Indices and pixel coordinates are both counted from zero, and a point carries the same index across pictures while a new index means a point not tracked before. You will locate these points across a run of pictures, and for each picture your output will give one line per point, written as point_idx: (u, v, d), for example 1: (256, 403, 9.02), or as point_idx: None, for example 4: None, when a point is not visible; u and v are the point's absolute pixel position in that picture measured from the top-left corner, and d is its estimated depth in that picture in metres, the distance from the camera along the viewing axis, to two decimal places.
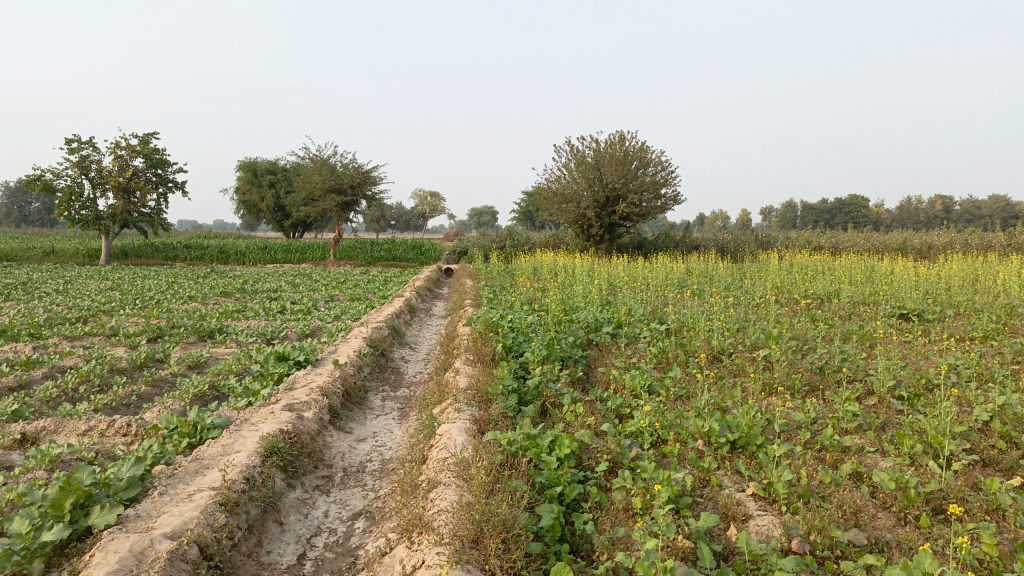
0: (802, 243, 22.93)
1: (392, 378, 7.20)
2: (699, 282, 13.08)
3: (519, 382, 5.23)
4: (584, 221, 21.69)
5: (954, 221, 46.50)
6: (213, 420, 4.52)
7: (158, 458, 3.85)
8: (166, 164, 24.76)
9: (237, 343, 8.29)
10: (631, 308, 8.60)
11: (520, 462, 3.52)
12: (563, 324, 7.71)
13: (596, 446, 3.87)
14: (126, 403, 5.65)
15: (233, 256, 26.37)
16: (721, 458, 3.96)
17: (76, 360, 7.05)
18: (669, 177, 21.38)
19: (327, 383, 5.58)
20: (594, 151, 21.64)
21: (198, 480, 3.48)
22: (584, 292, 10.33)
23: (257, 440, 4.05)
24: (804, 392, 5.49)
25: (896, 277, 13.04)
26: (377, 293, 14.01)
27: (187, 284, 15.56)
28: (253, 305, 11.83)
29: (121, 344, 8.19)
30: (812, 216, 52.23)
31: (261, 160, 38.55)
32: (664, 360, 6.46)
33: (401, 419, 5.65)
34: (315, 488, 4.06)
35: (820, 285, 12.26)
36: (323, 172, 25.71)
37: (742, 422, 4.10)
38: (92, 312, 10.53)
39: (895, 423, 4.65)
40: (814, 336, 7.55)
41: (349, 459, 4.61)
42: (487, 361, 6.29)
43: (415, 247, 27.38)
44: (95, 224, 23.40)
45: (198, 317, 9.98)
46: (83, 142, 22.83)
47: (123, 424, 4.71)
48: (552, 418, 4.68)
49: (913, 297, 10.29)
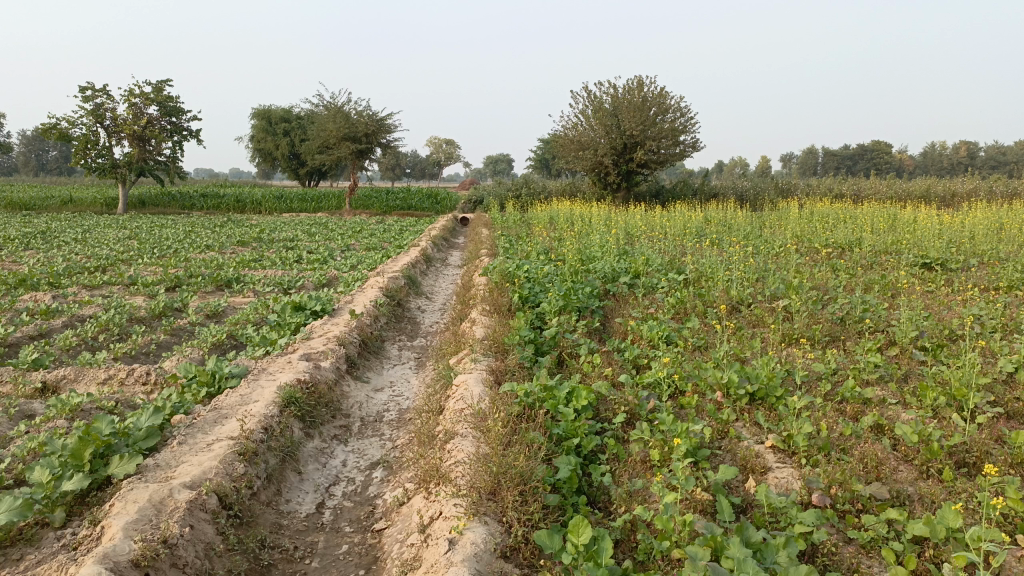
0: (822, 191, 22.55)
1: (408, 328, 7.20)
2: (718, 230, 12.92)
3: (535, 332, 5.19)
4: (601, 169, 21.42)
5: (979, 167, 45.54)
6: (231, 369, 4.53)
7: (176, 408, 3.87)
8: (180, 112, 24.61)
9: (255, 292, 8.31)
10: (649, 258, 8.49)
11: (537, 414, 3.50)
12: (580, 274, 7.64)
13: (615, 398, 3.83)
14: (146, 352, 5.70)
15: (250, 205, 26.38)
16: (740, 410, 3.93)
17: (95, 309, 7.09)
18: (688, 124, 20.95)
19: (344, 333, 5.58)
20: (612, 97, 21.22)
21: (216, 430, 3.49)
22: (601, 242, 10.22)
23: (275, 390, 4.05)
24: (824, 343, 5.42)
25: (919, 225, 12.81)
26: (393, 242, 13.96)
27: (204, 233, 15.57)
28: (269, 254, 11.83)
29: (139, 293, 8.23)
30: (833, 163, 51.34)
31: (276, 108, 38.21)
32: (682, 311, 6.39)
33: (417, 369, 5.65)
34: (333, 437, 4.08)
35: (841, 233, 12.06)
36: (338, 120, 25.46)
37: (762, 373, 4.04)
38: (111, 261, 10.58)
39: (917, 374, 4.58)
40: (835, 286, 7.43)
41: (367, 409, 4.62)
42: (504, 311, 6.25)
43: (430, 196, 27.24)
44: (111, 172, 23.41)
45: (215, 267, 10.00)
46: (97, 90, 22.70)
47: (142, 373, 4.75)
48: (569, 368, 4.65)
49: (937, 246, 10.10)
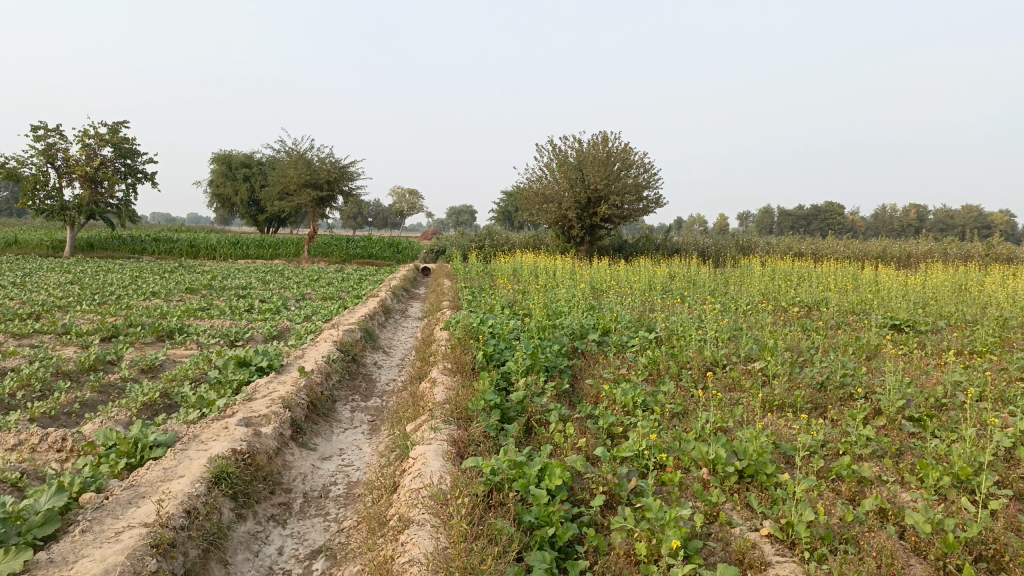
0: (782, 249, 22.72)
1: (363, 386, 6.71)
2: (683, 287, 12.71)
3: (501, 396, 4.77)
4: (565, 223, 21.29)
5: (928, 230, 46.83)
6: (157, 436, 4.01)
7: (87, 483, 3.34)
8: (136, 154, 23.98)
9: (198, 344, 7.75)
10: (618, 314, 8.16)
11: (505, 499, 3.07)
12: (546, 329, 7.26)
13: (591, 475, 3.42)
14: (67, 412, 5.11)
15: (204, 250, 25.62)
16: (729, 490, 3.55)
17: (19, 360, 6.47)
18: (652, 180, 21.01)
19: (291, 394, 5.09)
20: (577, 151, 21.24)
21: (129, 513, 2.98)
22: (567, 296, 9.90)
23: (204, 464, 3.55)
24: (806, 411, 5.10)
25: (883, 286, 12.78)
26: (351, 292, 13.48)
27: (153, 278, 14.90)
28: (219, 303, 11.23)
29: (72, 343, 7.60)
30: (788, 222, 52.45)
31: (236, 153, 37.67)
32: (654, 373, 6.02)
33: (371, 435, 5.16)
34: (269, 518, 3.57)
35: (807, 293, 11.94)
36: (299, 167, 25.04)
37: (750, 447, 3.68)
38: (45, 307, 9.89)
39: (911, 448, 4.28)
40: (809, 348, 7.15)
41: (311, 482, 4.13)
42: (466, 370, 5.81)
43: (392, 245, 26.79)
44: (60, 214, 22.56)
45: (159, 315, 9.40)
46: (49, 130, 22.03)
47: (57, 438, 4.19)
48: (537, 438, 4.23)
49: (904, 307, 9.97)
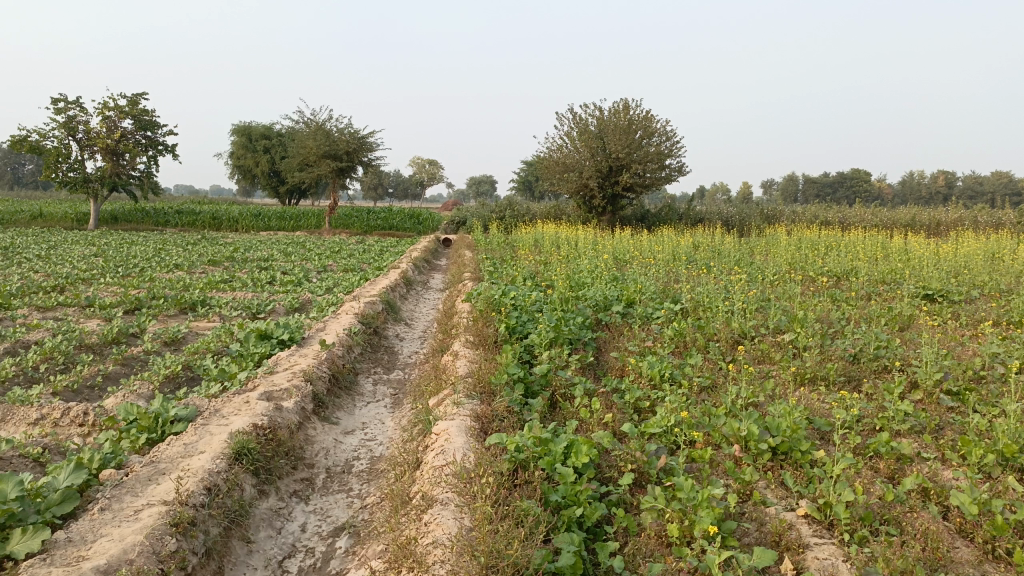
0: (808, 218, 22.30)
1: (385, 359, 6.64)
2: (708, 256, 12.50)
3: (524, 369, 4.67)
4: (586, 193, 21.02)
5: (956, 197, 45.84)
6: (178, 411, 3.97)
7: (108, 459, 3.30)
8: (156, 126, 23.99)
9: (221, 316, 7.73)
10: (642, 285, 8.01)
11: (530, 476, 2.98)
12: (569, 301, 7.12)
13: (619, 452, 3.32)
14: (90, 385, 5.09)
15: (226, 222, 25.70)
16: (762, 468, 3.44)
17: (42, 333, 6.46)
18: (675, 148, 20.64)
19: (312, 368, 5.02)
20: (598, 119, 20.88)
21: (149, 491, 2.94)
22: (590, 267, 9.76)
23: (225, 439, 3.50)
24: (840, 384, 4.96)
25: (914, 255, 12.47)
26: (372, 263, 13.43)
27: (176, 251, 14.94)
28: (241, 275, 11.23)
29: (95, 316, 7.61)
30: (813, 190, 51.61)
31: (256, 125, 37.65)
32: (681, 346, 5.88)
33: (393, 409, 5.09)
34: (291, 494, 3.52)
35: (835, 262, 11.69)
36: (318, 137, 24.94)
37: (784, 423, 3.57)
38: (69, 280, 9.93)
39: (952, 424, 4.13)
40: (839, 319, 6.97)
41: (333, 457, 4.07)
42: (488, 344, 5.72)
43: (412, 216, 26.69)
44: (83, 187, 22.70)
45: (181, 288, 9.40)
46: (70, 102, 22.08)
47: (79, 413, 4.16)
48: (562, 413, 4.14)
49: (936, 276, 9.70)
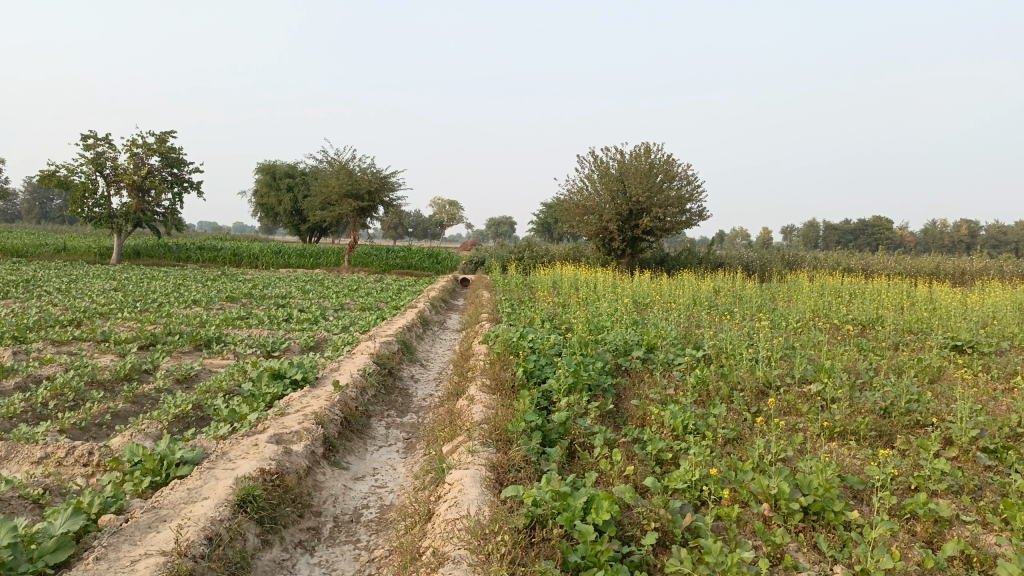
0: (830, 264, 22.06)
1: (399, 402, 6.50)
2: (729, 302, 12.33)
3: (542, 416, 4.52)
4: (606, 235, 20.97)
5: (980, 246, 45.34)
6: (184, 453, 3.85)
7: (108, 503, 3.18)
8: (182, 163, 24.36)
9: (235, 354, 7.66)
10: (663, 330, 7.85)
11: (547, 534, 2.82)
12: (589, 345, 6.97)
13: (640, 509, 3.14)
14: (98, 423, 5.00)
15: (247, 259, 25.88)
16: (793, 529, 3.24)
17: (56, 368, 6.41)
18: (695, 192, 20.59)
19: (324, 410, 4.90)
20: (618, 163, 20.92)
21: (147, 540, 2.80)
22: (609, 310, 9.62)
23: (230, 485, 3.37)
24: (870, 439, 4.76)
25: (941, 304, 12.22)
26: (390, 303, 13.37)
27: (195, 286, 15.00)
28: (258, 312, 11.20)
29: (110, 351, 7.57)
30: (834, 236, 51.33)
31: (280, 163, 38.19)
32: (704, 394, 5.69)
33: (406, 454, 4.94)
34: (297, 545, 3.36)
35: (860, 310, 11.46)
36: (340, 177, 25.19)
37: (815, 482, 3.39)
38: (87, 314, 9.93)
39: (992, 484, 3.92)
40: (867, 369, 6.76)
41: (342, 504, 3.92)
42: (505, 389, 5.57)
43: (431, 255, 26.74)
44: (107, 222, 22.99)
45: (198, 324, 9.37)
46: (99, 139, 22.49)
47: (83, 452, 4.06)
48: (581, 463, 3.97)
49: (965, 326, 9.45)
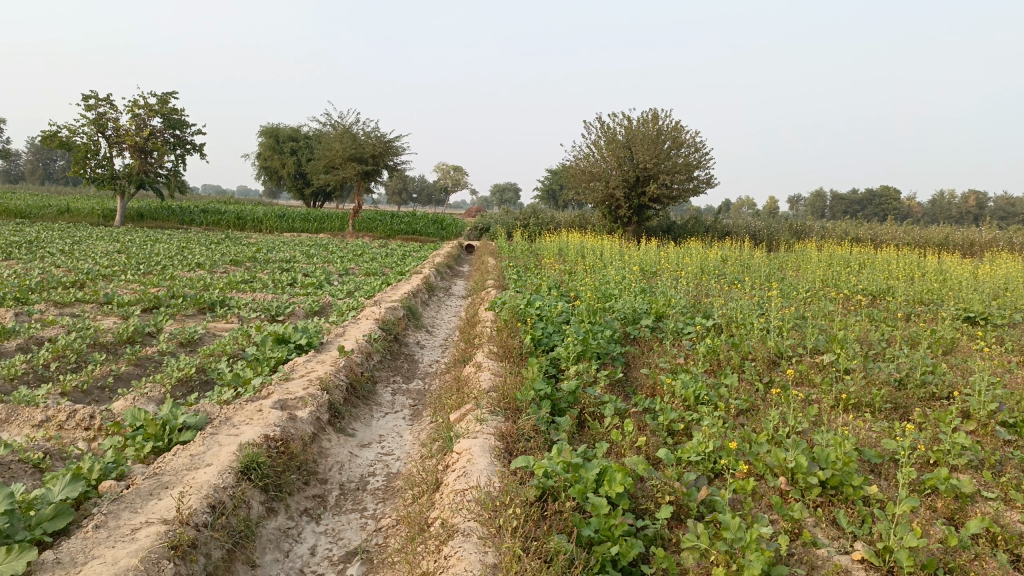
0: (838, 234, 21.85)
1: (405, 367, 6.43)
2: (737, 271, 12.20)
3: (551, 385, 4.43)
4: (612, 202, 20.76)
5: (988, 217, 44.94)
6: (187, 418, 3.77)
7: (109, 469, 3.11)
8: (185, 125, 24.10)
9: (239, 318, 7.58)
10: (672, 298, 7.73)
11: (559, 508, 2.74)
12: (597, 313, 6.86)
13: (654, 481, 3.06)
14: (100, 386, 4.93)
15: (250, 222, 25.74)
16: (810, 504, 3.17)
17: (57, 330, 6.34)
18: (703, 159, 20.30)
19: (329, 376, 4.82)
20: (626, 129, 20.62)
21: (149, 507, 2.73)
22: (616, 278, 9.51)
23: (234, 451, 3.29)
24: (885, 412, 4.68)
25: (951, 275, 12.07)
26: (395, 268, 13.27)
27: (198, 250, 14.90)
28: (262, 275, 11.11)
29: (112, 314, 7.49)
30: (840, 206, 50.96)
31: (284, 126, 37.82)
32: (714, 364, 5.60)
33: (412, 421, 4.87)
34: (302, 513, 3.30)
35: (870, 280, 11.32)
36: (345, 140, 24.92)
37: (834, 456, 3.31)
38: (90, 276, 9.84)
39: (1011, 459, 3.83)
40: (879, 341, 6.65)
41: (348, 472, 3.85)
42: (513, 356, 5.48)
43: (436, 221, 26.55)
44: (110, 183, 22.83)
45: (201, 287, 9.28)
46: (101, 99, 22.23)
47: (85, 416, 3.99)
48: (591, 433, 3.89)
49: (977, 298, 9.31)
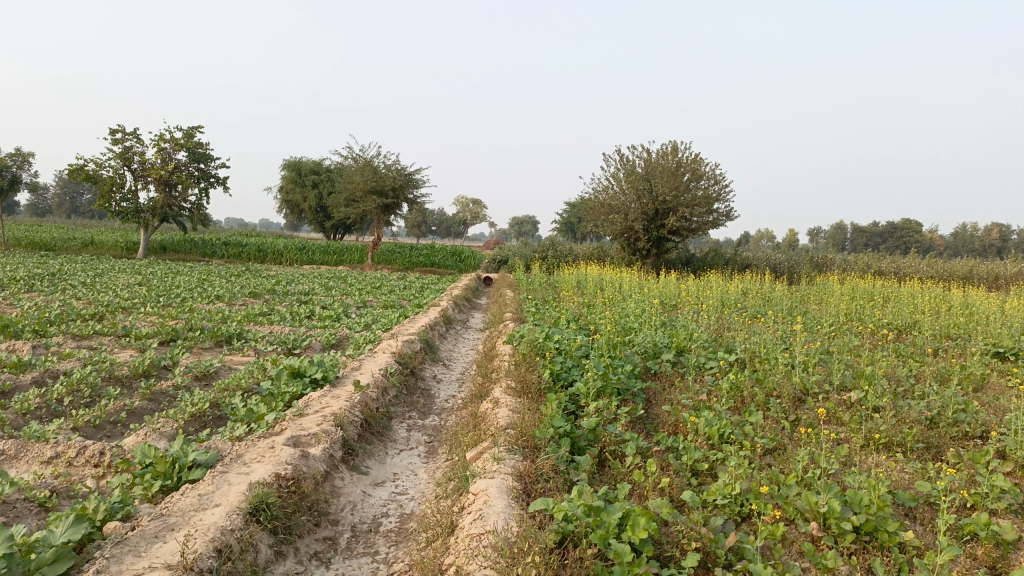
0: (860, 266, 21.58)
1: (421, 403, 6.32)
2: (758, 304, 12.03)
3: (570, 423, 4.30)
4: (631, 235, 20.68)
5: (1013, 250, 44.32)
6: (197, 456, 3.69)
7: (115, 509, 3.03)
8: (208, 159, 24.44)
9: (255, 351, 7.53)
10: (694, 332, 7.58)
11: (579, 555, 2.61)
12: (617, 347, 6.73)
13: (679, 527, 2.92)
14: (113, 421, 4.87)
15: (271, 255, 25.92)
16: (844, 552, 3.00)
17: (74, 363, 6.31)
18: (723, 192, 20.21)
19: (343, 411, 4.73)
20: (645, 161, 20.61)
21: (154, 550, 2.63)
22: (636, 311, 9.38)
23: (243, 491, 3.19)
24: (917, 451, 4.49)
25: (978, 309, 11.80)
26: (413, 300, 13.22)
27: (219, 282, 14.96)
28: (281, 308, 11.10)
29: (130, 346, 7.47)
30: (861, 239, 50.54)
31: (306, 160, 38.28)
32: (738, 400, 5.44)
33: (428, 459, 4.75)
34: (312, 556, 3.18)
35: (895, 314, 11.10)
36: (365, 173, 25.12)
37: (867, 499, 3.15)
38: (110, 308, 9.87)
39: None
40: (908, 377, 6.45)
41: (360, 512, 3.73)
42: (531, 392, 5.35)
43: (454, 253, 26.59)
44: (134, 216, 23.12)
45: (219, 319, 9.26)
46: (127, 134, 22.62)
47: (95, 452, 3.92)
48: (612, 474, 3.75)
49: (1007, 332, 9.07)
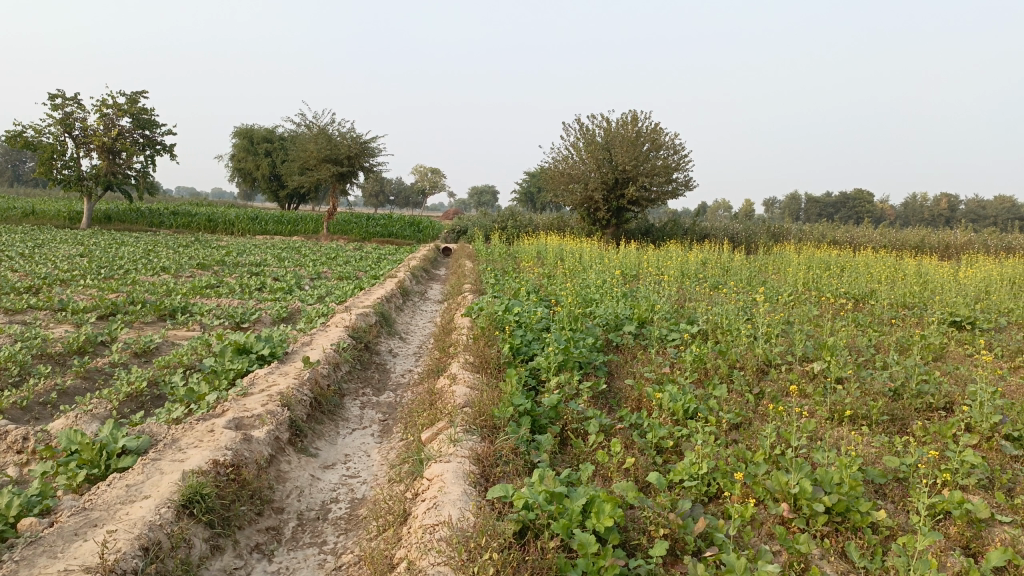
0: (815, 236, 21.75)
1: (376, 378, 6.08)
2: (717, 274, 11.95)
3: (531, 401, 4.10)
4: (591, 205, 20.50)
5: (960, 220, 45.34)
6: (128, 442, 3.40)
7: (31, 503, 2.75)
8: (154, 125, 23.53)
9: (201, 325, 7.18)
10: (656, 303, 7.43)
11: (539, 548, 2.42)
12: (577, 319, 6.55)
13: (646, 512, 2.76)
14: (42, 402, 4.54)
15: (222, 225, 25.18)
16: (816, 535, 2.87)
17: (3, 339, 5.91)
18: (682, 162, 20.12)
19: (291, 390, 4.47)
20: (605, 130, 20.37)
21: (72, 550, 2.38)
22: (596, 281, 9.22)
23: (176, 480, 2.94)
24: (882, 424, 4.43)
25: (932, 278, 11.90)
26: (369, 272, 12.88)
27: (166, 253, 14.39)
28: (230, 280, 10.68)
29: (65, 322, 7.05)
30: (815, 209, 51.22)
31: (258, 127, 37.15)
32: (702, 373, 5.30)
33: (381, 439, 4.53)
34: (254, 549, 2.96)
35: (852, 284, 11.11)
36: (319, 141, 24.44)
37: (838, 478, 3.03)
38: (46, 281, 9.36)
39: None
40: (869, 347, 6.40)
41: (307, 499, 3.50)
42: (490, 368, 5.16)
43: (412, 223, 26.13)
44: (76, 184, 22.16)
45: (164, 292, 8.85)
46: (66, 98, 21.59)
47: (17, 438, 3.60)
48: (575, 454, 3.57)
49: (961, 302, 9.12)
